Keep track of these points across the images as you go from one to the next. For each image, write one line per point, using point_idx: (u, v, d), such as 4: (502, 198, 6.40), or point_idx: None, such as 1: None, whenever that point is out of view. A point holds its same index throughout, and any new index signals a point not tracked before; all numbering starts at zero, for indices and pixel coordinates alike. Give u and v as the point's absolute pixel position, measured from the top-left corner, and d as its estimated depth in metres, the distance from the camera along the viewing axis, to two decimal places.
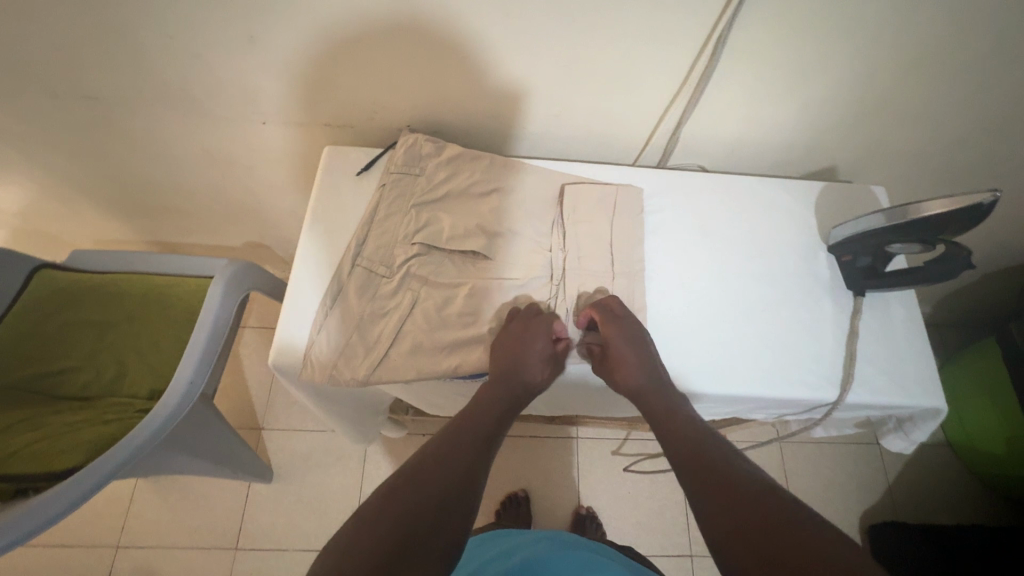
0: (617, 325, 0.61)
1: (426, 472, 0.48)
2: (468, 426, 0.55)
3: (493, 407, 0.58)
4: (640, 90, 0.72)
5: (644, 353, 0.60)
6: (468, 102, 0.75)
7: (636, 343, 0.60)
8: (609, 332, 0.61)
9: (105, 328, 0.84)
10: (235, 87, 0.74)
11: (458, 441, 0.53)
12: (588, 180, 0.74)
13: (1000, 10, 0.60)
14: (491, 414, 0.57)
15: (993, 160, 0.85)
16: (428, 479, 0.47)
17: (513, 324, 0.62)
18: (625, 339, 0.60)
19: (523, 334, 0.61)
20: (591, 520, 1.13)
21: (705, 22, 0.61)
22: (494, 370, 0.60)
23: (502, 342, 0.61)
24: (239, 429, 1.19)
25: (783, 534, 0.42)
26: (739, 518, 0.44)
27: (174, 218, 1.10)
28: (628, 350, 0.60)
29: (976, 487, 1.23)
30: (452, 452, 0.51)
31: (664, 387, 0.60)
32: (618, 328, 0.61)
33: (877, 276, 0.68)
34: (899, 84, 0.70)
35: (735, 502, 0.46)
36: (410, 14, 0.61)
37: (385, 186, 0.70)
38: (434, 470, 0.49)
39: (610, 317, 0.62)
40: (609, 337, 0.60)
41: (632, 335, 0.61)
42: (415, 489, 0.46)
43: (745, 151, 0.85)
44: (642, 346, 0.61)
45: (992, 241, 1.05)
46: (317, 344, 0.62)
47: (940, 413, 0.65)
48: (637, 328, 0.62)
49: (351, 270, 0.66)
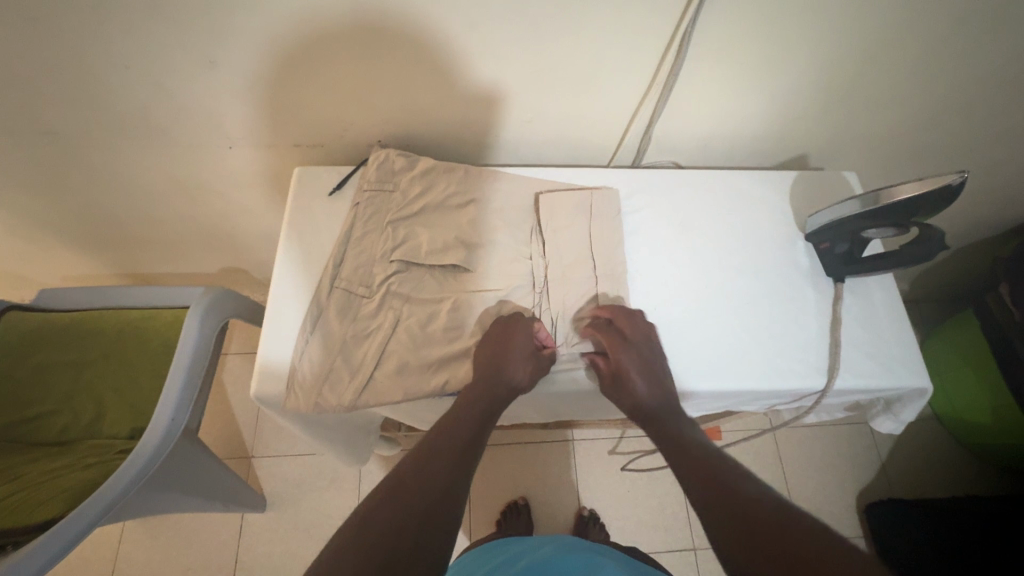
0: (626, 347, 0.61)
1: (414, 485, 0.49)
2: (449, 432, 0.55)
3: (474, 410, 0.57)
4: (610, 92, 0.72)
5: (651, 370, 0.61)
6: (439, 114, 0.75)
7: (642, 362, 0.61)
8: (619, 355, 0.60)
9: (81, 370, 0.82)
10: (199, 114, 0.72)
11: (442, 449, 0.53)
12: (564, 185, 0.74)
13: None
14: (474, 419, 0.56)
15: (957, 139, 0.86)
16: (417, 493, 0.48)
17: (507, 329, 0.61)
18: (634, 361, 0.60)
19: (514, 341, 0.60)
20: (593, 521, 1.12)
21: (668, 23, 0.62)
22: (477, 373, 0.59)
23: (484, 346, 0.61)
24: (228, 460, 1.16)
25: (788, 534, 0.43)
26: (736, 520, 0.46)
27: (145, 249, 1.07)
28: (635, 371, 0.60)
29: (966, 457, 1.25)
30: (434, 464, 0.51)
31: (670, 403, 0.60)
32: (627, 351, 0.60)
33: (855, 262, 0.68)
34: (863, 69, 0.71)
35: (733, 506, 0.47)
36: (375, 30, 0.60)
37: (360, 205, 0.68)
38: (421, 482, 0.49)
39: (618, 338, 0.61)
40: (620, 362, 0.60)
41: (640, 357, 0.61)
42: (396, 506, 0.46)
43: (718, 145, 0.85)
44: (650, 363, 0.61)
45: (963, 216, 1.07)
46: (299, 372, 0.61)
47: (926, 391, 0.66)
48: (643, 347, 0.62)
49: (330, 293, 0.64)
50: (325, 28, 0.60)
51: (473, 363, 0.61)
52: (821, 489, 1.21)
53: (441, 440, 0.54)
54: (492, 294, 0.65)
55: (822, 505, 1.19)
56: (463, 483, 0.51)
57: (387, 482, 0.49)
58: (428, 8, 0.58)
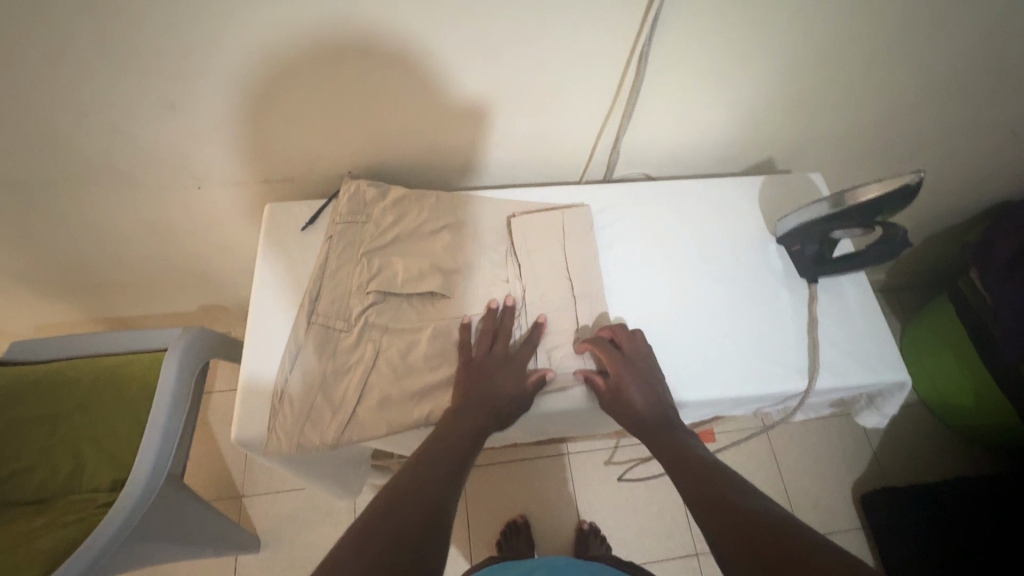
0: (625, 362, 0.61)
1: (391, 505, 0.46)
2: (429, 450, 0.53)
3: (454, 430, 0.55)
4: (576, 110, 0.73)
5: (648, 384, 0.61)
6: (405, 141, 0.75)
7: (642, 376, 0.61)
8: (621, 369, 0.60)
9: (59, 421, 0.80)
10: (164, 157, 0.72)
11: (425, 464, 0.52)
12: (537, 206, 0.74)
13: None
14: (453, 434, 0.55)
15: (912, 133, 0.89)
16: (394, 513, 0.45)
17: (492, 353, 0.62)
18: (634, 375, 0.61)
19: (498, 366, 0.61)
20: (594, 533, 1.11)
21: (626, 41, 0.63)
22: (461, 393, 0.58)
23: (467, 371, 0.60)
24: (217, 502, 1.13)
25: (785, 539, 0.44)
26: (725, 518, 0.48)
27: (119, 292, 1.04)
28: (634, 384, 0.60)
29: (954, 441, 1.27)
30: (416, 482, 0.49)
31: (666, 413, 0.61)
32: (627, 366, 0.61)
33: (828, 262, 0.69)
34: (816, 72, 0.73)
35: (724, 510, 0.49)
36: (338, 67, 0.61)
37: (333, 237, 0.68)
38: (401, 500, 0.47)
39: (618, 354, 0.62)
40: (620, 374, 0.60)
41: (639, 372, 0.61)
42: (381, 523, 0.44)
43: (686, 155, 0.86)
44: (648, 378, 0.62)
45: (929, 205, 1.10)
46: (280, 413, 0.59)
47: (905, 385, 0.67)
48: (642, 363, 0.62)
49: (307, 329, 0.63)
50: (288, 67, 0.61)
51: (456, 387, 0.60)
52: (816, 484, 1.22)
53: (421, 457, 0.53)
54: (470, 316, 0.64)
55: (819, 500, 1.20)
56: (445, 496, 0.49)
57: (375, 502, 0.47)
58: (389, 41, 0.59)
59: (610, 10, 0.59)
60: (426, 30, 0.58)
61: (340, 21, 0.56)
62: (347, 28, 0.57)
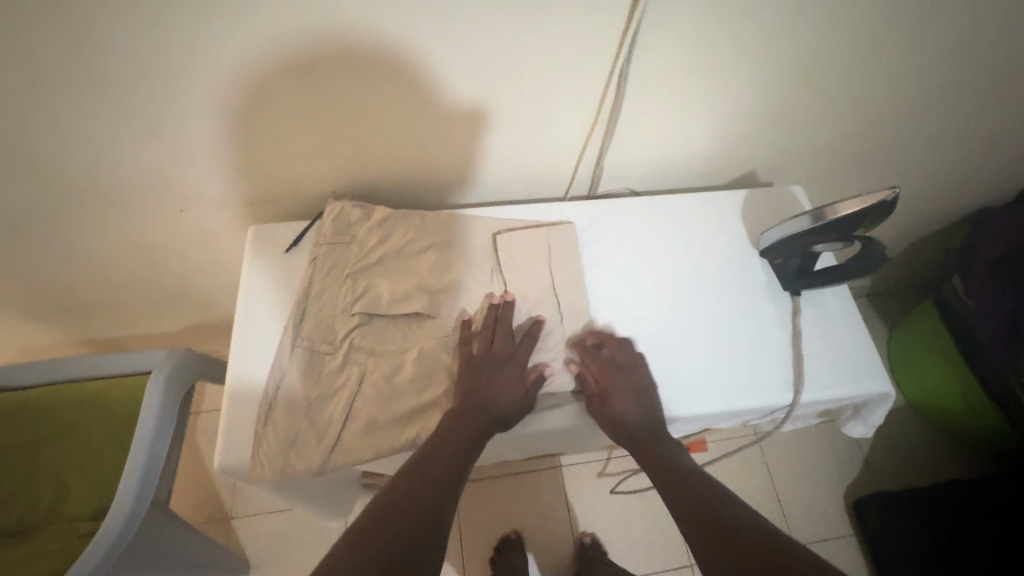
0: (617, 373, 0.62)
1: (381, 529, 0.47)
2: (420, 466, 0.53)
3: (445, 444, 0.55)
4: (559, 128, 0.74)
5: (639, 394, 0.62)
6: (389, 161, 0.75)
7: (632, 387, 0.62)
8: (612, 380, 0.61)
9: (42, 448, 0.78)
10: (146, 180, 0.71)
11: (415, 481, 0.52)
12: (522, 223, 0.74)
13: (856, 16, 0.65)
14: (444, 448, 0.55)
15: (889, 144, 0.91)
16: (385, 539, 0.46)
17: (485, 359, 0.61)
18: (625, 386, 0.61)
19: (496, 371, 0.60)
20: (595, 546, 1.11)
21: (604, 64, 0.65)
22: (453, 405, 0.58)
23: (462, 378, 0.60)
24: (206, 525, 1.11)
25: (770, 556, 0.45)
26: (710, 534, 0.49)
27: (103, 314, 1.03)
28: (625, 394, 0.61)
29: (944, 446, 1.28)
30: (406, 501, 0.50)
31: (658, 428, 0.61)
32: (619, 377, 0.62)
33: (808, 275, 0.70)
34: (793, 88, 0.75)
35: (709, 527, 0.50)
36: (318, 87, 0.62)
37: (317, 259, 0.67)
38: (392, 521, 0.48)
39: (611, 364, 0.63)
40: (609, 383, 0.61)
41: (631, 382, 0.62)
42: (372, 549, 0.45)
43: (671, 170, 0.87)
44: (639, 388, 0.62)
45: (910, 212, 1.12)
46: (266, 439, 0.58)
47: (889, 396, 0.67)
48: (633, 372, 0.63)
49: (293, 353, 0.62)
50: (268, 89, 0.61)
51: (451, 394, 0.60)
52: (809, 491, 1.22)
53: (411, 473, 0.53)
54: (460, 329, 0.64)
55: (812, 507, 1.20)
56: (437, 515, 0.50)
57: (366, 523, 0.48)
58: (368, 62, 0.59)
59: (587, 25, 0.59)
60: (405, 48, 0.59)
61: (318, 41, 0.56)
62: (326, 49, 0.57)
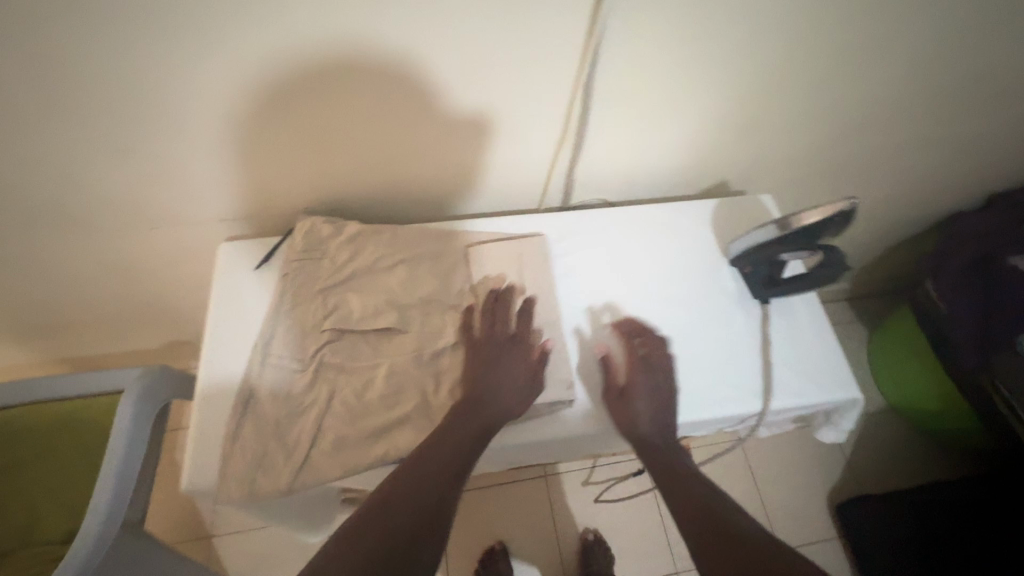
0: (645, 372, 0.64)
1: (385, 518, 0.48)
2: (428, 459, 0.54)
3: (455, 437, 0.56)
4: (529, 141, 0.75)
5: (658, 397, 0.63)
6: (361, 175, 0.75)
7: (654, 389, 0.64)
8: (637, 377, 0.63)
9: (13, 470, 0.77)
10: (115, 198, 0.71)
11: (422, 473, 0.52)
12: (494, 236, 0.74)
13: (813, 29, 0.67)
14: (455, 443, 0.55)
15: (857, 151, 0.92)
16: (386, 529, 0.47)
17: (497, 345, 0.63)
18: (648, 386, 0.63)
19: (502, 358, 0.62)
20: (598, 544, 1.12)
21: (568, 76, 0.66)
22: (466, 394, 0.60)
23: (477, 362, 0.62)
24: (185, 544, 1.09)
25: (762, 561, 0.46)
26: (706, 538, 0.50)
27: (78, 333, 1.02)
28: (645, 394, 0.63)
29: (924, 447, 1.29)
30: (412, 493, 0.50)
31: (667, 437, 0.62)
32: (645, 376, 0.64)
33: (776, 284, 0.71)
34: (758, 98, 0.76)
35: (706, 527, 0.51)
36: (302, 104, 0.63)
37: (288, 276, 0.67)
38: (395, 511, 0.48)
39: (641, 363, 0.65)
40: (635, 380, 0.63)
41: (654, 383, 0.64)
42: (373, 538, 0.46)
43: (643, 181, 0.88)
44: (661, 392, 0.64)
45: (882, 218, 1.13)
46: (233, 459, 0.58)
47: (858, 401, 0.68)
48: (662, 376, 0.65)
49: (262, 371, 0.62)
50: (253, 105, 0.62)
51: (463, 378, 0.61)
52: (792, 495, 1.23)
53: (418, 465, 0.53)
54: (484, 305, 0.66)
55: (796, 511, 1.21)
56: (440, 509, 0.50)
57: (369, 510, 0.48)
58: (351, 82, 0.61)
59: (548, 36, 0.60)
60: (370, 63, 0.59)
61: (282, 57, 0.57)
62: (309, 68, 0.59)
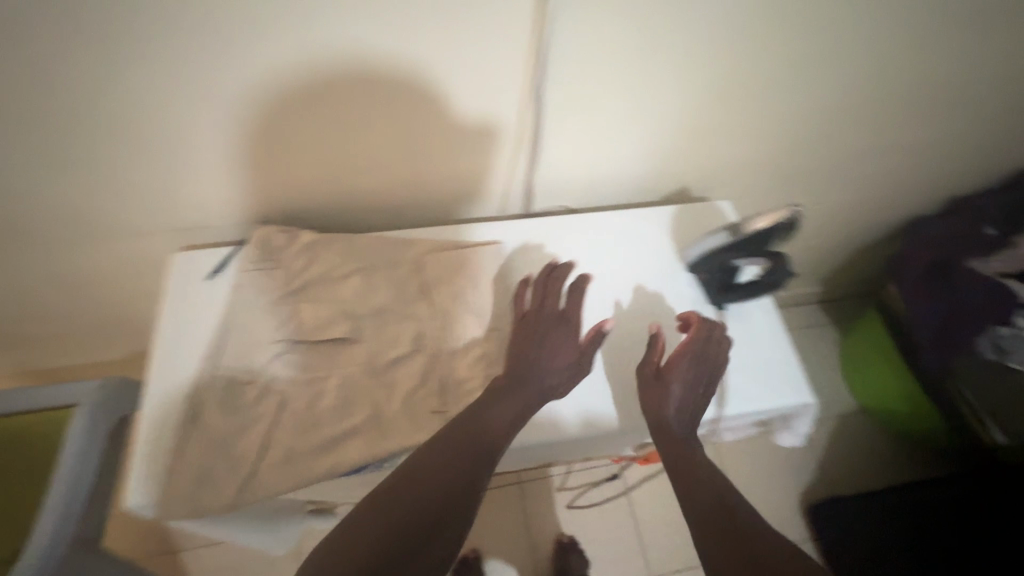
0: (688, 362, 0.64)
1: (410, 495, 0.49)
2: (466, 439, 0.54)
3: (498, 416, 0.57)
4: (485, 147, 0.74)
5: (691, 389, 0.63)
6: (318, 184, 0.75)
7: (691, 381, 0.63)
8: (677, 364, 0.64)
9: None
10: (62, 208, 0.70)
11: (453, 453, 0.53)
12: (451, 243, 0.74)
13: (761, 36, 0.68)
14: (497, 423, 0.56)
15: (816, 157, 0.94)
16: (412, 505, 0.49)
17: (551, 324, 0.64)
18: (683, 377, 0.63)
19: (556, 337, 0.63)
20: (574, 549, 1.14)
21: (519, 79, 0.66)
22: (513, 366, 0.61)
23: (530, 337, 0.63)
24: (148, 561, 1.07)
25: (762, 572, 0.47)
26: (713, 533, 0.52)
27: (35, 347, 1.00)
28: (681, 384, 0.63)
29: (894, 448, 1.30)
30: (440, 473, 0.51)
31: (691, 433, 0.61)
32: (685, 366, 0.64)
33: (731, 288, 0.72)
34: (712, 104, 0.77)
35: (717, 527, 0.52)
36: (305, 116, 0.65)
37: (240, 286, 0.67)
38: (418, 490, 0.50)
39: (690, 353, 0.65)
40: (674, 366, 0.64)
41: (693, 376, 0.64)
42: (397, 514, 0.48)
43: (605, 188, 0.88)
44: (698, 385, 0.64)
45: (846, 222, 1.15)
46: (179, 474, 0.57)
47: (811, 405, 0.69)
48: (705, 370, 0.65)
49: (211, 383, 0.61)
50: (200, 112, 0.61)
51: (513, 351, 0.63)
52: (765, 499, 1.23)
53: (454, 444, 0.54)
54: (545, 280, 0.68)
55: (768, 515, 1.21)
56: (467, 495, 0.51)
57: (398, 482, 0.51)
58: (356, 95, 0.63)
59: (497, 45, 0.61)
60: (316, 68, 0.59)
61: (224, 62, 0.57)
62: (316, 81, 0.61)
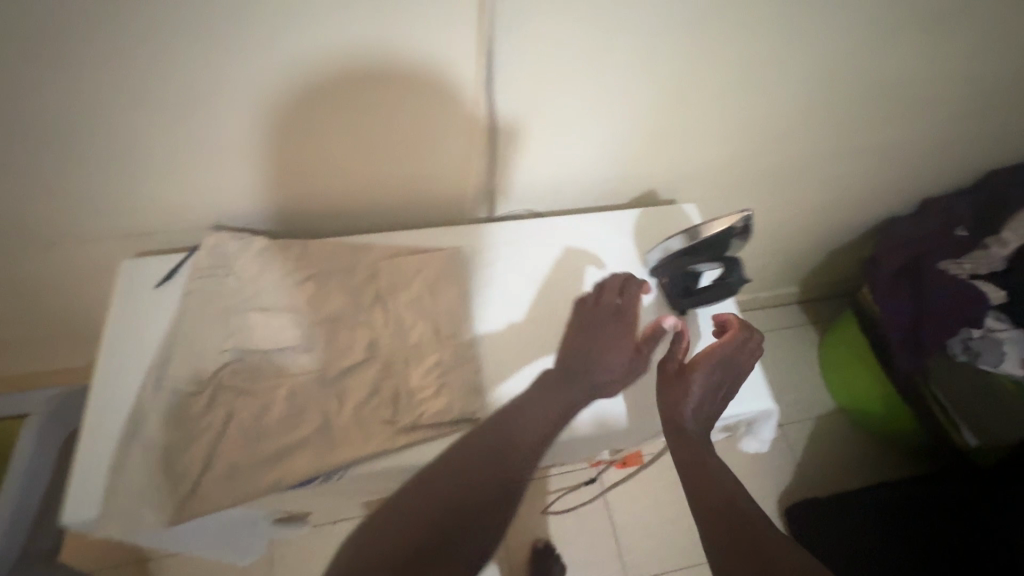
0: (714, 364, 0.60)
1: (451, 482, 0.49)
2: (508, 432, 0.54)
3: (550, 410, 0.57)
4: (441, 150, 0.72)
5: (713, 392, 0.60)
6: (273, 190, 0.72)
7: (713, 384, 0.60)
8: (700, 363, 0.60)
9: None
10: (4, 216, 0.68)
11: (493, 443, 0.53)
12: (408, 249, 0.73)
13: (717, 34, 0.66)
14: (550, 417, 0.57)
15: (785, 158, 0.92)
16: (454, 490, 0.48)
17: (606, 319, 0.64)
18: (705, 379, 0.59)
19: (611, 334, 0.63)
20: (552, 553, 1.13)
21: (468, 80, 0.64)
22: (569, 359, 0.62)
23: (585, 332, 0.63)
24: None
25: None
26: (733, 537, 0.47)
27: None
28: (703, 385, 0.59)
29: (872, 450, 1.30)
30: (482, 462, 0.51)
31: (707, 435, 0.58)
32: (708, 368, 0.60)
33: (693, 294, 0.71)
34: (674, 105, 0.75)
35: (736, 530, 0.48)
36: (291, 116, 0.64)
37: (190, 294, 0.65)
38: (461, 477, 0.49)
39: (718, 355, 0.61)
40: (697, 366, 0.60)
41: (716, 378, 0.60)
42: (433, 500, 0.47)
43: (571, 190, 0.85)
44: (719, 389, 0.60)
45: (820, 223, 1.14)
46: (119, 488, 0.55)
47: (772, 411, 0.68)
48: (731, 374, 0.61)
49: (156, 394, 0.60)
50: (142, 115, 0.59)
51: (569, 345, 0.63)
52: None
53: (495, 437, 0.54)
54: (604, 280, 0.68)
55: None
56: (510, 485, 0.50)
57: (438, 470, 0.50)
58: (324, 99, 0.62)
59: (442, 44, 0.59)
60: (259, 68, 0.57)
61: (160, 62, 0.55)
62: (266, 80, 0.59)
